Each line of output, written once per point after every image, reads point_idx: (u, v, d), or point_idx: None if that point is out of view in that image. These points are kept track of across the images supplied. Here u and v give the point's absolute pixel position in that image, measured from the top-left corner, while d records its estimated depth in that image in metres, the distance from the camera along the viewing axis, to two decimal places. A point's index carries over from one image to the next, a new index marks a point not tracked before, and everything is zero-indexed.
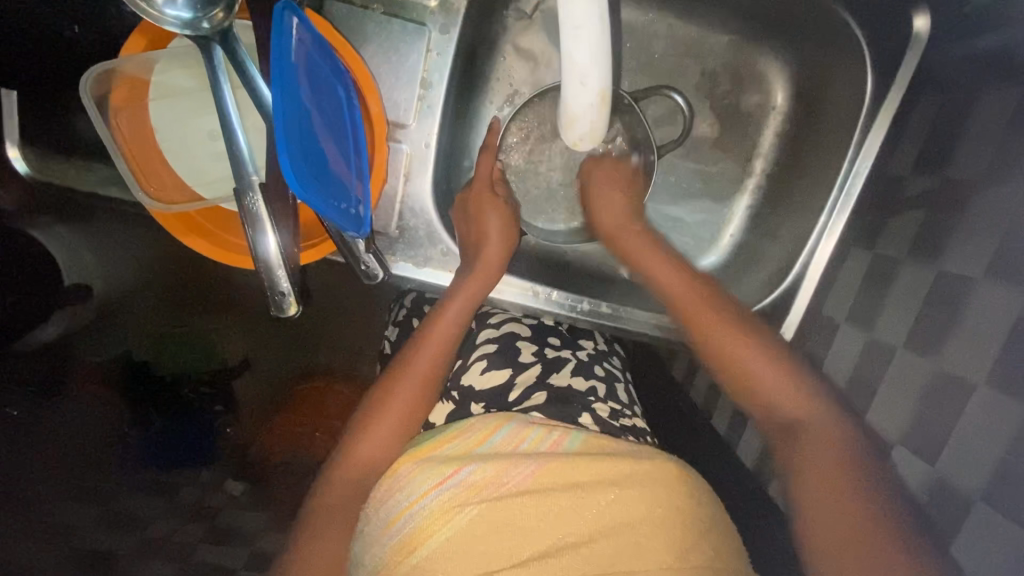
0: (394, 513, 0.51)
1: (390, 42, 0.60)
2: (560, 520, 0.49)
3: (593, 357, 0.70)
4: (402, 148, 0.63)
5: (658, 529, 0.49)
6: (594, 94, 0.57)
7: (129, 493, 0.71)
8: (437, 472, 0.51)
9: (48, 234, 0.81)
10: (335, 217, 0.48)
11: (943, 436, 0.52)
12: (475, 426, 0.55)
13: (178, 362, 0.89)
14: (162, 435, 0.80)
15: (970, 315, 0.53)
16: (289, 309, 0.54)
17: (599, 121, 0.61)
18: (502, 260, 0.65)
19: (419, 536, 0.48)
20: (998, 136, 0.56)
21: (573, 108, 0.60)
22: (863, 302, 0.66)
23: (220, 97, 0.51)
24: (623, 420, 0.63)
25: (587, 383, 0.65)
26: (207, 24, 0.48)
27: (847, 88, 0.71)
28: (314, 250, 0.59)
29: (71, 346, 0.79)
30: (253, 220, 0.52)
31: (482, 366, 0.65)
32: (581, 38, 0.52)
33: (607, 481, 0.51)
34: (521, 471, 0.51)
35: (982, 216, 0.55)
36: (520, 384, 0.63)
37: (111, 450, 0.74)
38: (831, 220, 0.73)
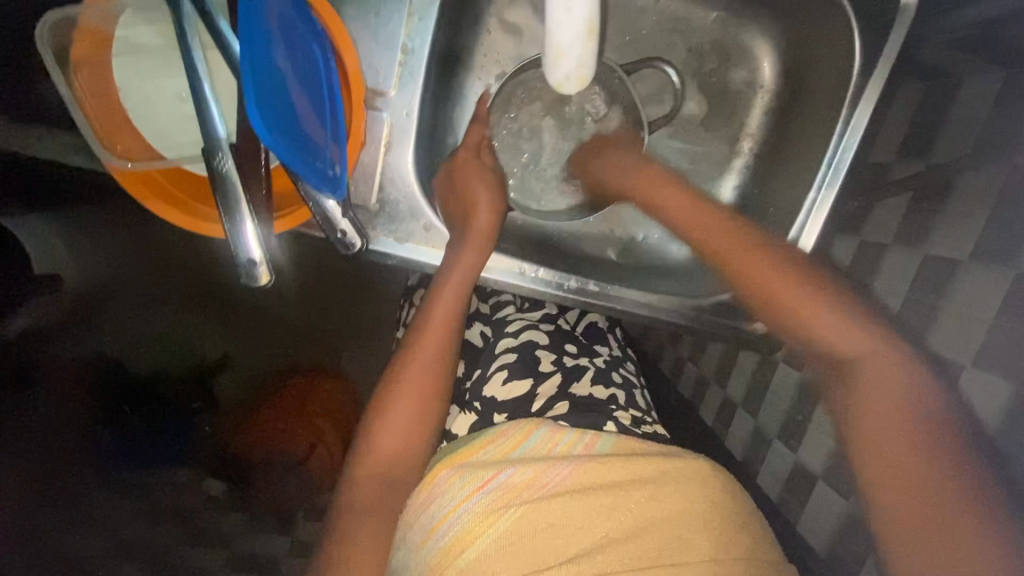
0: (435, 521, 0.54)
1: (370, 4, 0.58)
2: (602, 517, 0.54)
3: (610, 363, 0.76)
4: (382, 116, 0.61)
5: (697, 524, 0.54)
6: (581, 24, 0.52)
7: (101, 494, 0.80)
8: (475, 477, 0.55)
9: (25, 224, 0.82)
10: (309, 176, 0.46)
11: (937, 415, 0.51)
12: (508, 431, 0.59)
13: (157, 362, 0.91)
14: (135, 436, 0.86)
15: (958, 292, 0.54)
16: (260, 279, 0.50)
17: (585, 56, 0.55)
18: (492, 229, 0.66)
19: (464, 539, 0.52)
20: (982, 120, 0.57)
21: (559, 40, 0.53)
22: (849, 286, 0.65)
23: (187, 50, 0.49)
24: (642, 425, 0.69)
25: (606, 391, 0.71)
26: None
27: (832, 64, 0.69)
28: (291, 220, 0.55)
29: (45, 342, 0.83)
30: (223, 183, 0.50)
31: (504, 377, 0.71)
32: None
33: (642, 479, 0.56)
34: (557, 471, 0.56)
35: (969, 200, 0.56)
36: (543, 394, 0.70)
37: (83, 447, 0.81)
38: (820, 197, 0.70)
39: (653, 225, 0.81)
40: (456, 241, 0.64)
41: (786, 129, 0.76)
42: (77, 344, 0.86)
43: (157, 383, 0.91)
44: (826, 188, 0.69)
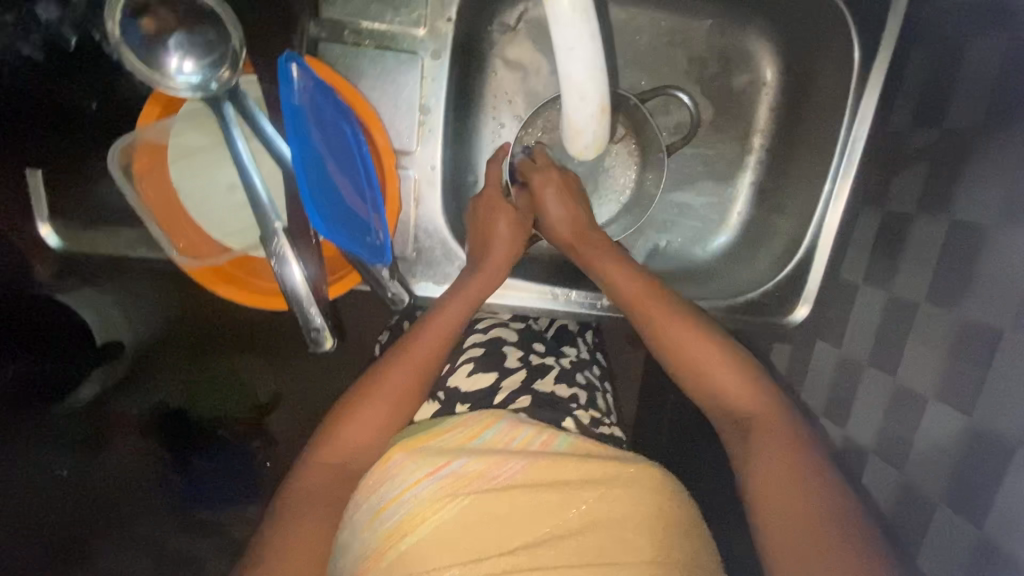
0: (386, 501, 0.53)
1: (386, 73, 0.62)
2: (547, 514, 0.52)
3: (575, 364, 0.72)
4: (410, 174, 0.65)
5: (641, 526, 0.52)
6: (595, 107, 0.58)
7: (176, 535, 0.85)
8: (428, 463, 0.54)
9: (76, 295, 0.79)
10: (360, 251, 0.52)
11: (976, 386, 0.53)
12: (469, 421, 0.57)
13: (213, 407, 0.91)
14: (203, 474, 0.90)
15: (990, 255, 0.55)
16: (324, 344, 0.56)
17: (600, 130, 0.61)
18: (510, 260, 0.67)
19: (408, 524, 0.51)
20: (990, 80, 0.59)
21: (576, 120, 0.59)
22: (878, 261, 0.69)
23: (234, 149, 0.54)
24: (600, 427, 0.66)
25: (569, 390, 0.68)
26: (215, 84, 0.51)
27: (834, 57, 0.71)
28: (342, 283, 0.61)
29: (104, 403, 0.83)
30: (280, 261, 0.54)
31: (469, 368, 0.68)
32: (577, 56, 0.55)
33: (594, 480, 0.54)
34: (511, 466, 0.54)
35: (988, 164, 0.58)
36: (506, 388, 0.66)
37: (155, 491, 0.86)
38: (836, 188, 0.74)
39: (675, 231, 0.84)
40: (472, 268, 0.66)
41: (795, 123, 0.78)
42: (139, 400, 0.87)
43: (216, 425, 0.92)
44: (839, 181, 0.74)
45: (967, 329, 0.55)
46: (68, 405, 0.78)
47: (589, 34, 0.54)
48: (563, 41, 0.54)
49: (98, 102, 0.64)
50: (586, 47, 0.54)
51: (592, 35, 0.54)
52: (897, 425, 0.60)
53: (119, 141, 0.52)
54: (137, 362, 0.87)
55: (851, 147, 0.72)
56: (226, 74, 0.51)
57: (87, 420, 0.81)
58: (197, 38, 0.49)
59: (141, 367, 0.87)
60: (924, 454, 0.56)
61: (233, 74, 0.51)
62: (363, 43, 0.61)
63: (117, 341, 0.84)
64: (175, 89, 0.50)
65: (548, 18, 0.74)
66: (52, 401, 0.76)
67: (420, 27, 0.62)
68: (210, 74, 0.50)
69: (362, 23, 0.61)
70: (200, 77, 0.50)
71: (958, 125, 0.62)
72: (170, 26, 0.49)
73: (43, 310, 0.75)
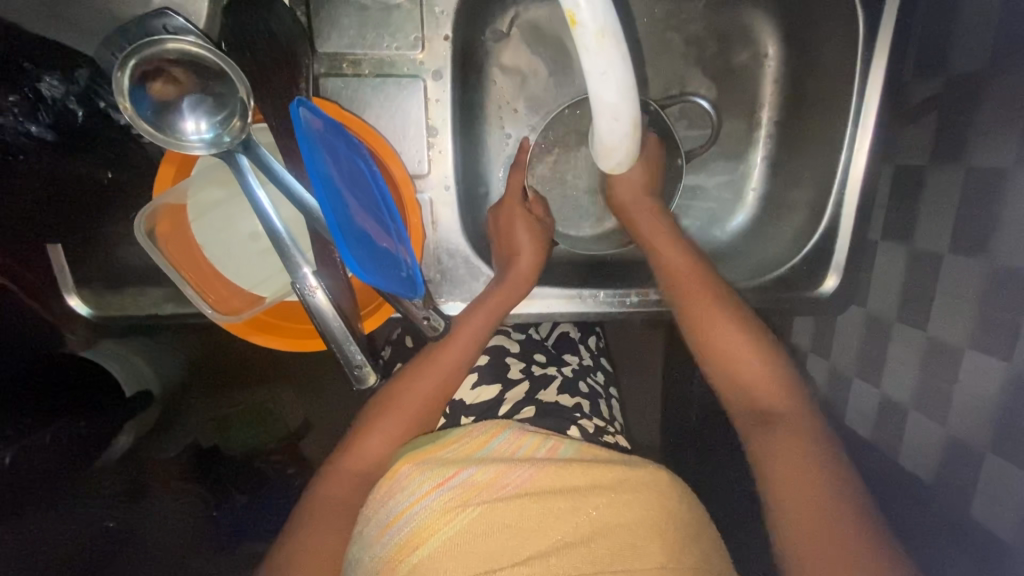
0: (393, 515, 0.51)
1: (389, 101, 0.62)
2: (560, 521, 0.51)
3: (578, 373, 0.75)
4: (425, 198, 0.65)
5: (654, 533, 0.51)
6: (627, 126, 0.56)
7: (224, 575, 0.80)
8: (436, 474, 0.53)
9: (96, 350, 0.78)
10: (396, 288, 0.51)
11: (1012, 328, 0.53)
12: (474, 433, 0.58)
13: (248, 441, 0.89)
14: (249, 508, 0.85)
15: (1009, 201, 0.55)
16: (368, 380, 0.56)
17: (633, 145, 0.59)
18: (535, 271, 0.67)
19: (420, 535, 0.49)
20: (992, 22, 0.58)
21: (608, 140, 0.58)
22: (897, 214, 0.69)
23: (254, 199, 0.54)
24: (606, 436, 0.67)
25: (573, 400, 0.70)
26: (228, 138, 0.51)
27: (835, 22, 0.71)
28: (376, 316, 0.61)
29: (139, 451, 0.78)
30: (311, 303, 0.54)
31: (473, 380, 0.71)
32: (611, 82, 0.52)
33: (602, 485, 0.53)
34: (519, 473, 0.53)
35: (1000, 105, 0.57)
36: (510, 399, 0.68)
37: (200, 531, 0.80)
38: (850, 159, 0.73)
39: (692, 215, 0.83)
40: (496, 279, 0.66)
41: (801, 91, 0.77)
42: (171, 443, 0.83)
43: (252, 458, 0.88)
44: (855, 151, 0.72)
45: (997, 274, 0.55)
46: (108, 458, 0.75)
47: (619, 55, 0.50)
48: (593, 67, 0.51)
49: (114, 170, 0.66)
50: (620, 69, 0.51)
51: (622, 56, 0.51)
52: (932, 379, 0.60)
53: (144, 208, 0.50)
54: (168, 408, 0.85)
55: (864, 114, 0.71)
56: (237, 125, 0.51)
57: (128, 471, 0.76)
58: (208, 97, 0.50)
59: (173, 411, 0.85)
60: (964, 405, 0.56)
61: (243, 125, 0.51)
62: (362, 72, 0.61)
63: (146, 390, 0.83)
64: (190, 148, 0.51)
65: (541, 20, 0.73)
66: (91, 458, 0.72)
67: (417, 49, 0.61)
68: (222, 128, 0.51)
69: (359, 52, 0.60)
70: (213, 132, 0.51)
71: (965, 70, 0.61)
72: (184, 88, 0.50)
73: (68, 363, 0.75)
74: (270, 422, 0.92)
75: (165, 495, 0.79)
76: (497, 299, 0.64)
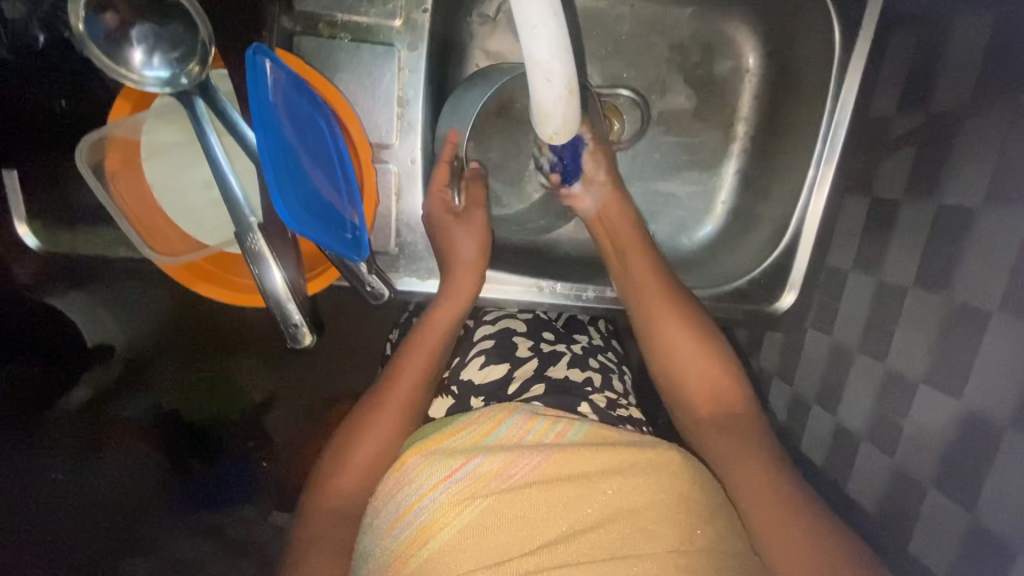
0: (402, 509, 0.51)
1: (363, 67, 0.62)
2: (569, 509, 0.50)
3: (588, 350, 0.72)
4: (389, 168, 0.65)
5: (662, 514, 0.50)
6: (563, 89, 0.52)
7: (177, 537, 0.84)
8: (444, 464, 0.51)
9: (66, 300, 0.85)
10: (335, 247, 0.52)
11: (964, 367, 0.54)
12: (481, 419, 0.55)
13: (212, 406, 0.93)
14: (205, 476, 0.90)
15: (976, 243, 0.55)
16: (304, 340, 0.55)
17: (570, 113, 0.55)
18: (480, 260, 0.66)
19: (429, 529, 0.48)
20: (974, 65, 0.59)
21: (543, 102, 0.53)
22: (868, 245, 0.69)
23: (208, 147, 0.54)
24: (617, 410, 0.64)
25: (583, 374, 0.67)
26: (184, 79, 0.51)
27: (815, 43, 0.73)
28: (321, 279, 0.62)
29: (102, 407, 0.86)
30: (256, 259, 0.54)
31: (480, 361, 0.68)
32: (541, 37, 0.47)
33: (611, 470, 0.52)
34: (528, 461, 0.51)
35: (973, 145, 0.57)
36: (519, 377, 0.66)
37: (155, 493, 0.86)
38: (819, 173, 0.74)
39: (662, 220, 0.84)
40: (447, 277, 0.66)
41: (779, 110, 0.80)
42: (136, 403, 0.89)
43: (214, 428, 0.93)
44: (824, 166, 0.74)
45: (956, 312, 0.56)
46: (66, 410, 0.83)
47: (552, 11, 0.46)
48: (524, 17, 0.46)
49: (68, 99, 0.67)
50: (551, 26, 0.46)
51: (556, 11, 0.46)
52: (886, 409, 0.61)
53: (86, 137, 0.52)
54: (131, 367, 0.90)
55: (833, 135, 0.73)
56: (195, 69, 0.51)
57: (84, 425, 0.84)
58: (164, 34, 0.50)
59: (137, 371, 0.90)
60: (915, 440, 0.57)
61: (202, 69, 0.51)
62: (338, 36, 0.61)
63: (109, 344, 0.89)
64: (144, 84, 0.51)
65: None
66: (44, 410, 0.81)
67: (395, 19, 0.61)
68: (179, 69, 0.51)
69: (338, 15, 0.60)
70: (169, 71, 0.51)
71: (944, 108, 0.61)
72: (143, 22, 0.50)
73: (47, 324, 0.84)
74: (236, 394, 0.94)
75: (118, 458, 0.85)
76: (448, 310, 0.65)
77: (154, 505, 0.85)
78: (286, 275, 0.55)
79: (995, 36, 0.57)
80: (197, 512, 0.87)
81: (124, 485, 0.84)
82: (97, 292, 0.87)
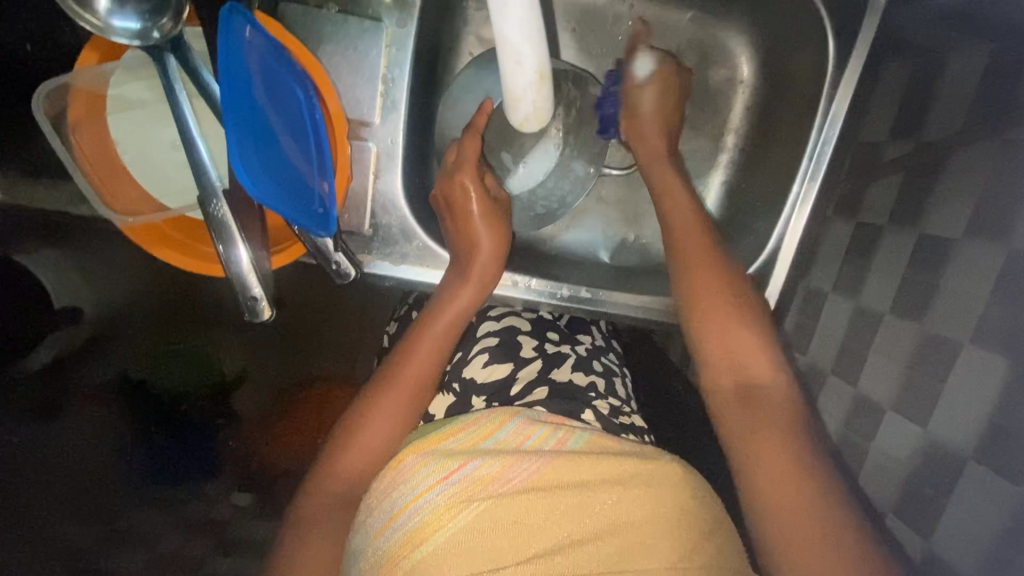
0: (396, 509, 0.50)
1: (348, 40, 0.60)
2: (564, 519, 0.50)
3: (591, 352, 0.75)
4: (369, 145, 0.63)
5: (659, 529, 0.51)
6: (533, 74, 0.50)
7: (133, 511, 0.78)
8: (440, 467, 0.51)
9: (35, 258, 0.84)
10: (298, 219, 0.50)
11: (932, 399, 0.54)
12: (481, 420, 0.55)
13: (176, 380, 0.89)
14: (165, 451, 0.84)
15: (951, 275, 0.55)
16: (263, 314, 0.55)
17: (544, 100, 0.53)
18: (496, 263, 0.65)
19: (424, 531, 0.48)
20: (969, 95, 0.58)
21: (513, 88, 0.51)
22: (848, 270, 0.68)
23: (177, 106, 0.52)
24: (620, 417, 0.67)
25: (587, 378, 0.70)
26: (156, 33, 0.49)
27: (808, 57, 0.72)
28: (287, 254, 0.61)
29: (68, 371, 0.83)
30: (220, 228, 0.53)
31: (484, 359, 0.71)
32: (513, 17, 0.44)
33: (612, 480, 0.52)
34: (526, 466, 0.52)
35: (959, 178, 0.57)
36: (521, 379, 0.69)
37: (114, 463, 0.81)
38: (803, 191, 0.74)
39: (646, 224, 0.83)
40: (458, 274, 0.65)
41: (768, 123, 0.79)
42: (99, 371, 0.85)
43: (178, 401, 0.88)
44: (809, 181, 0.73)
45: (927, 342, 0.56)
46: (32, 367, 0.81)
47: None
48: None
49: (32, 44, 0.66)
50: (522, 8, 0.44)
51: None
52: (853, 433, 0.63)
53: (49, 83, 0.51)
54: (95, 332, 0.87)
55: (821, 149, 0.72)
56: (168, 24, 0.50)
57: (53, 383, 0.82)
58: None
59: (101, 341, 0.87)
60: (878, 465, 0.59)
61: (176, 26, 0.50)
62: (326, 7, 0.60)
63: (76, 307, 0.87)
64: (112, 34, 0.49)
65: None
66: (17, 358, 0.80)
67: None
68: (151, 22, 0.49)
69: None
70: (140, 23, 0.49)
71: (934, 137, 0.61)
72: None
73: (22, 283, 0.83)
74: (207, 367, 0.91)
75: (80, 417, 0.82)
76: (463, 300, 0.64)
77: (111, 475, 0.80)
78: (252, 249, 0.54)
79: (991, 67, 0.56)
80: (148, 484, 0.81)
81: (89, 450, 0.80)
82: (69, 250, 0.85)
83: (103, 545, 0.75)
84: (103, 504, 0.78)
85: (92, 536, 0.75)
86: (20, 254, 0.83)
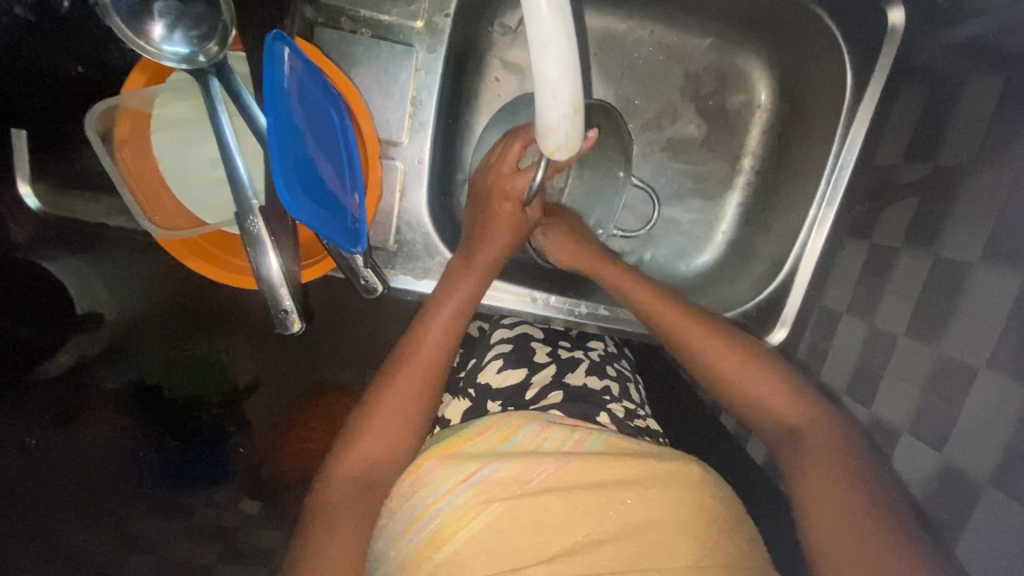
0: (418, 511, 0.51)
1: (379, 64, 0.63)
2: (585, 518, 0.50)
3: (604, 358, 0.76)
4: (395, 164, 0.65)
5: (680, 528, 0.51)
6: (567, 106, 0.49)
7: (145, 516, 0.75)
8: (460, 469, 0.52)
9: (61, 266, 0.80)
10: (333, 236, 0.52)
11: (948, 421, 0.55)
12: (498, 424, 0.56)
13: (191, 386, 0.88)
14: (180, 453, 0.83)
15: (969, 298, 0.56)
16: (293, 325, 0.56)
17: (575, 131, 0.52)
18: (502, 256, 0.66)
19: (447, 531, 0.49)
20: (987, 121, 0.59)
21: (546, 118, 0.50)
22: (863, 291, 0.68)
23: (216, 123, 0.56)
24: (635, 420, 0.68)
25: (601, 383, 0.71)
26: (202, 58, 0.54)
27: (825, 81, 0.75)
28: (315, 269, 0.63)
29: (85, 373, 0.80)
30: (254, 241, 0.56)
31: (498, 364, 0.71)
32: (552, 55, 0.45)
33: (629, 481, 0.53)
34: (544, 468, 0.52)
35: (977, 198, 0.58)
36: (537, 383, 0.69)
37: (124, 467, 0.77)
38: (820, 213, 0.76)
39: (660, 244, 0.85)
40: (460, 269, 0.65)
41: (788, 146, 0.81)
42: (116, 375, 0.83)
43: (192, 407, 0.87)
44: (827, 204, 0.75)
45: (944, 365, 0.56)
46: (45, 373, 0.75)
47: (564, 31, 0.45)
48: (534, 33, 0.45)
49: (82, 66, 0.70)
50: (563, 46, 0.45)
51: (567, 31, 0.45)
52: None
53: (101, 102, 0.55)
54: (116, 338, 0.86)
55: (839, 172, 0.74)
56: (214, 49, 0.54)
57: (70, 386, 0.77)
58: (187, 14, 0.52)
59: (118, 347, 0.85)
60: None
61: (220, 50, 0.54)
62: (359, 31, 0.62)
63: (98, 312, 0.84)
64: (161, 58, 0.53)
65: None
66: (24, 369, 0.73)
67: (416, 20, 0.62)
68: (198, 47, 0.54)
69: (360, 11, 0.61)
70: (187, 49, 0.53)
71: (950, 162, 0.62)
72: None
73: (44, 288, 0.78)
74: (221, 376, 0.91)
75: (96, 419, 0.78)
76: (463, 290, 0.64)
77: (126, 482, 0.76)
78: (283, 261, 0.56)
79: (1007, 96, 0.58)
80: (159, 491, 0.78)
81: (101, 453, 0.76)
82: (92, 257, 0.83)
83: (113, 548, 0.72)
84: (116, 505, 0.74)
85: (110, 543, 0.72)
86: (48, 258, 0.79)
